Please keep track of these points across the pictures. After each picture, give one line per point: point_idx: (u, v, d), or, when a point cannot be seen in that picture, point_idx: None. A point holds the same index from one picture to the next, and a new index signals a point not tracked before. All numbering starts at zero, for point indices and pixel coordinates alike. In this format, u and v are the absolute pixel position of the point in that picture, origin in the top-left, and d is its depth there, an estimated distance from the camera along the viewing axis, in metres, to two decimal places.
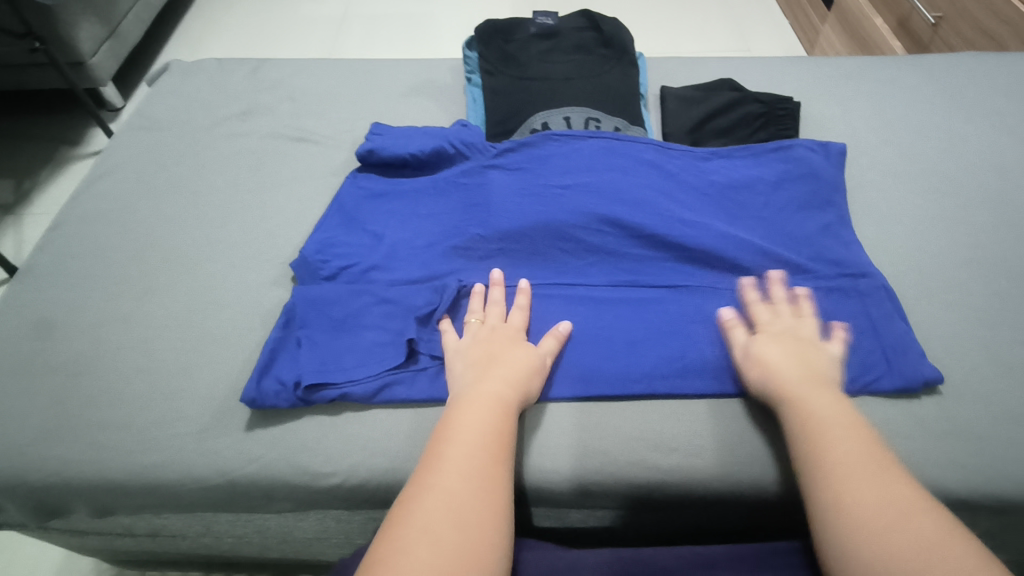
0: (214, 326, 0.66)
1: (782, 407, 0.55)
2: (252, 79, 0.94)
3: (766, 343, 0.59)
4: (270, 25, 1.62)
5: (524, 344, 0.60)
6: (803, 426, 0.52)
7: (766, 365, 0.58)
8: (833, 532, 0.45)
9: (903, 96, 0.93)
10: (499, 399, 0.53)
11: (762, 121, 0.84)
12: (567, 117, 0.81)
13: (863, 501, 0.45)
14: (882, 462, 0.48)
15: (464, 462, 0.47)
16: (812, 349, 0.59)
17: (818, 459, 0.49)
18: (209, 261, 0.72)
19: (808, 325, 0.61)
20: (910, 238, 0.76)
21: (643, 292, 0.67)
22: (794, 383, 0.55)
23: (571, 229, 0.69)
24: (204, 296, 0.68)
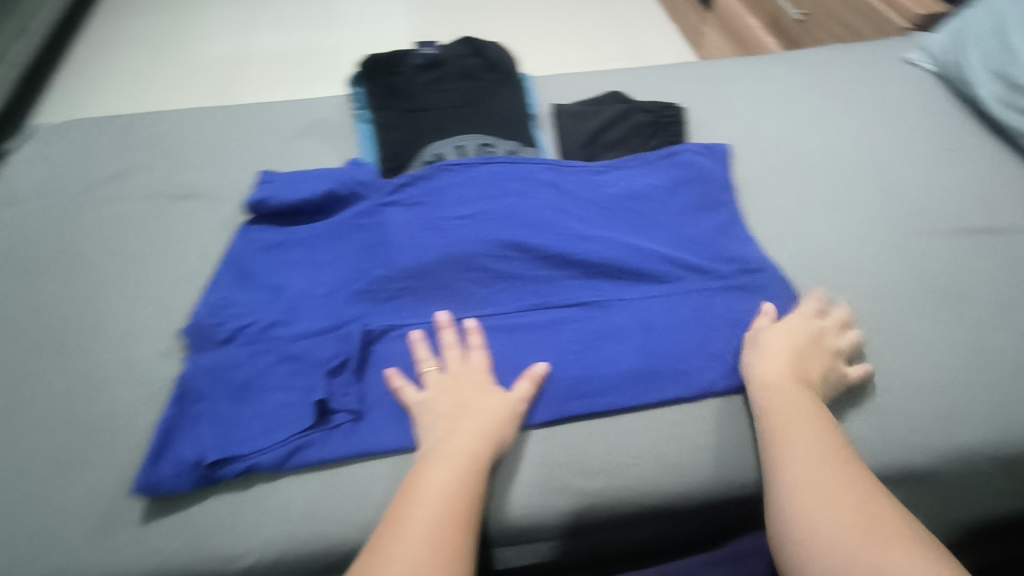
0: (100, 412, 0.61)
1: (759, 400, 0.58)
2: (128, 137, 0.89)
3: (779, 337, 0.62)
4: (154, 73, 1.54)
5: (493, 390, 0.58)
6: (771, 423, 0.56)
7: (774, 360, 0.60)
8: (790, 532, 0.48)
9: (779, 91, 0.98)
10: (471, 455, 0.52)
11: (651, 130, 0.87)
12: (460, 146, 0.80)
13: (816, 501, 0.48)
14: (839, 462, 0.51)
15: (432, 526, 0.46)
16: (826, 361, 0.61)
17: (777, 461, 0.53)
18: (89, 340, 0.66)
19: (837, 341, 0.64)
20: (801, 225, 0.80)
21: (553, 313, 0.67)
22: (789, 383, 0.58)
23: (475, 258, 0.68)
24: (89, 379, 0.63)
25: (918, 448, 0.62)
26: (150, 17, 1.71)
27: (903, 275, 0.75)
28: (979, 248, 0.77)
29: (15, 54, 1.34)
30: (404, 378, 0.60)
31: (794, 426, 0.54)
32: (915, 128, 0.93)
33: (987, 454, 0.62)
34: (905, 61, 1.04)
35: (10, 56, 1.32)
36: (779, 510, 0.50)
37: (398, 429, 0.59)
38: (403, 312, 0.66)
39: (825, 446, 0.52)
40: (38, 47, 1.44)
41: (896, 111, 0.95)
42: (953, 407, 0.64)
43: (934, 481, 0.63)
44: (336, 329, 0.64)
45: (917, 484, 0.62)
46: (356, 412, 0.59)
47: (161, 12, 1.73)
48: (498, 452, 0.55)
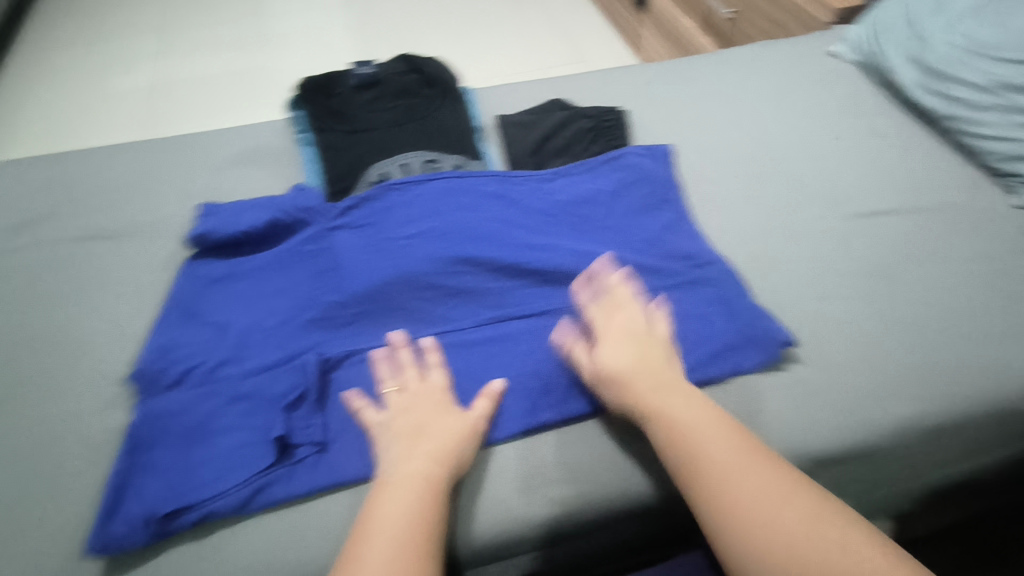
0: (41, 472, 0.58)
1: (642, 417, 0.56)
2: (54, 177, 0.85)
3: (615, 346, 0.59)
4: (81, 105, 1.49)
5: (452, 410, 0.58)
6: (670, 439, 0.54)
7: (621, 370, 0.57)
8: (727, 542, 0.48)
9: (712, 89, 1.01)
10: (428, 481, 0.51)
11: (593, 135, 0.88)
12: (404, 164, 0.79)
13: (744, 503, 0.49)
14: (748, 454, 0.52)
15: (388, 565, 0.45)
16: (653, 342, 0.60)
17: (692, 470, 0.52)
18: (23, 397, 0.63)
19: (631, 317, 0.61)
20: (743, 218, 0.83)
21: (510, 325, 0.67)
22: (649, 388, 0.56)
23: (427, 277, 0.67)
24: (27, 435, 0.60)
25: (869, 424, 0.64)
26: (74, 47, 1.65)
27: (842, 259, 0.78)
28: (911, 227, 0.81)
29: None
30: (364, 398, 0.58)
31: (695, 438, 0.53)
32: (843, 116, 0.97)
33: (934, 424, 0.65)
34: (829, 53, 1.08)
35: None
36: (711, 531, 0.50)
37: (363, 457, 0.57)
38: (359, 338, 0.65)
39: (731, 450, 0.52)
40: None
41: (824, 101, 0.99)
42: (898, 382, 0.67)
43: (885, 455, 0.65)
44: (291, 361, 0.62)
45: (870, 458, 0.65)
46: (319, 443, 0.57)
47: (84, 41, 1.67)
48: (459, 472, 0.55)
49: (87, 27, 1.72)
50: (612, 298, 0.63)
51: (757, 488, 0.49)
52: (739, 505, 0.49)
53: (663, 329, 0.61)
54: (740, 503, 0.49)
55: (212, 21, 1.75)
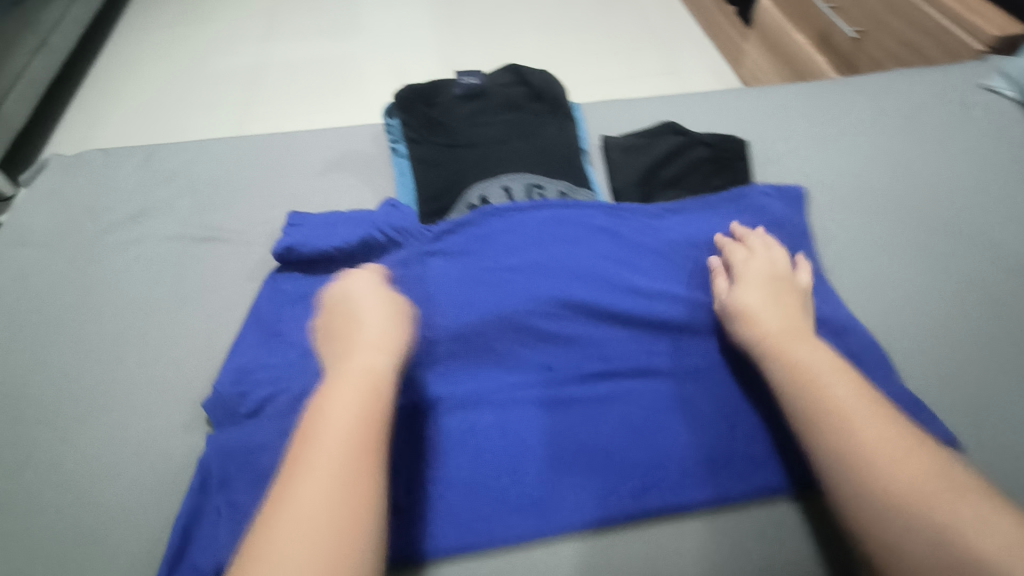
0: (116, 499, 0.56)
1: (764, 357, 0.56)
2: (147, 171, 0.85)
3: (750, 288, 0.61)
4: (174, 86, 1.50)
5: (394, 316, 0.56)
6: (792, 380, 0.53)
7: (751, 306, 0.59)
8: (845, 481, 0.46)
9: (843, 122, 0.91)
10: (372, 374, 0.50)
11: (712, 166, 0.79)
12: (505, 187, 0.73)
13: (866, 442, 0.46)
14: (874, 402, 0.49)
15: (329, 456, 0.43)
16: (791, 287, 0.62)
17: (809, 408, 0.50)
18: (104, 411, 0.62)
19: (779, 262, 0.64)
20: (874, 279, 0.73)
21: (615, 382, 0.59)
22: (776, 328, 0.57)
23: (525, 318, 0.61)
24: (102, 454, 0.59)
25: None
26: (172, 27, 1.68)
27: (1002, 341, 0.67)
28: None
29: (33, 73, 1.33)
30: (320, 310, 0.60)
31: (819, 382, 0.51)
32: (1000, 164, 0.85)
33: None
34: (984, 88, 0.95)
35: (27, 74, 1.31)
36: (823, 478, 0.48)
37: (444, 527, 0.53)
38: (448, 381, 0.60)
39: (858, 397, 0.50)
40: (58, 63, 1.42)
41: (976, 144, 0.87)
42: None
43: None
44: None
45: None
46: (396, 506, 0.53)
47: (183, 23, 1.69)
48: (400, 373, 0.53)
49: (185, 9, 1.74)
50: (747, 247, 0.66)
51: (875, 437, 0.47)
52: (852, 451, 0.46)
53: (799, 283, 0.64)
54: (848, 447, 0.47)
55: (305, 8, 1.74)
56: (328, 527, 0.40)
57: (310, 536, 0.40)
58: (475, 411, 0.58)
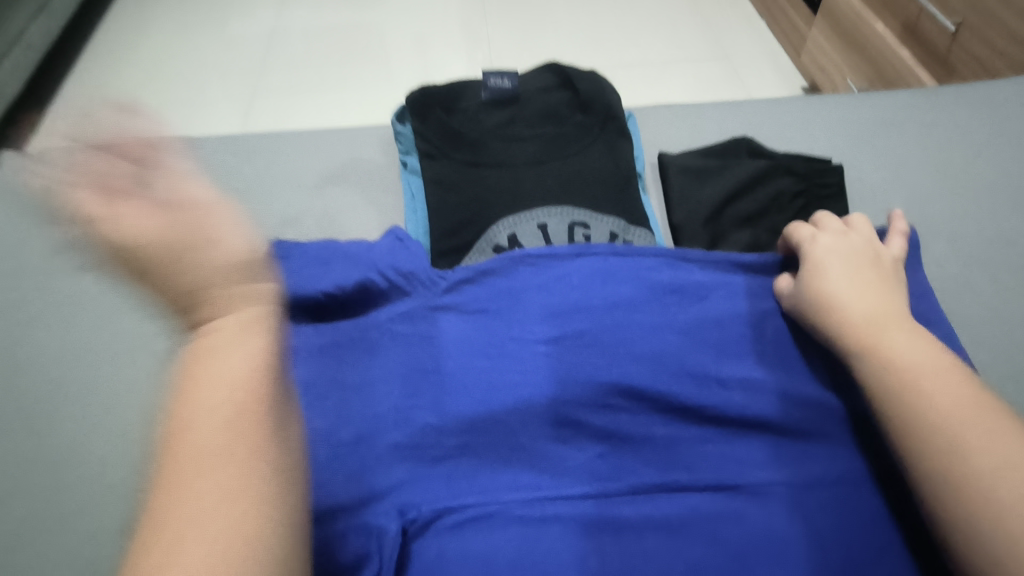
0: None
1: (849, 354, 0.46)
2: (114, 177, 0.72)
3: (830, 271, 0.51)
4: (177, 56, 1.35)
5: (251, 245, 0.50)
6: (891, 384, 0.43)
7: (832, 295, 0.49)
8: (953, 516, 0.38)
9: (956, 138, 0.74)
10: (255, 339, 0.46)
11: (801, 202, 0.65)
12: (542, 223, 0.62)
13: (983, 469, 0.38)
14: (990, 411, 0.40)
15: (218, 438, 0.40)
16: (883, 269, 0.51)
17: (906, 420, 0.41)
18: (49, 493, 0.52)
19: (867, 243, 0.54)
20: (1000, 361, 0.58)
21: (681, 501, 0.45)
22: (864, 319, 0.46)
23: (564, 407, 0.47)
24: (44, 552, 0.50)
25: None
26: None
27: None
28: None
29: (31, 38, 1.16)
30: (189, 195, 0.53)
31: (924, 389, 0.42)
32: None
33: None
34: None
35: (25, 37, 1.15)
36: (926, 506, 0.40)
37: None
38: (456, 485, 0.45)
39: (969, 406, 0.40)
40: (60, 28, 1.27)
41: None
42: None
43: None
44: (360, 509, 0.45)
45: None
46: None
47: None
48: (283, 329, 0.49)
49: None
50: (818, 227, 0.57)
51: (998, 461, 0.38)
52: (969, 479, 0.38)
53: (887, 255, 0.53)
54: (962, 469, 0.38)
55: None
56: (223, 509, 0.38)
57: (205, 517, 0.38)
58: (493, 532, 0.43)
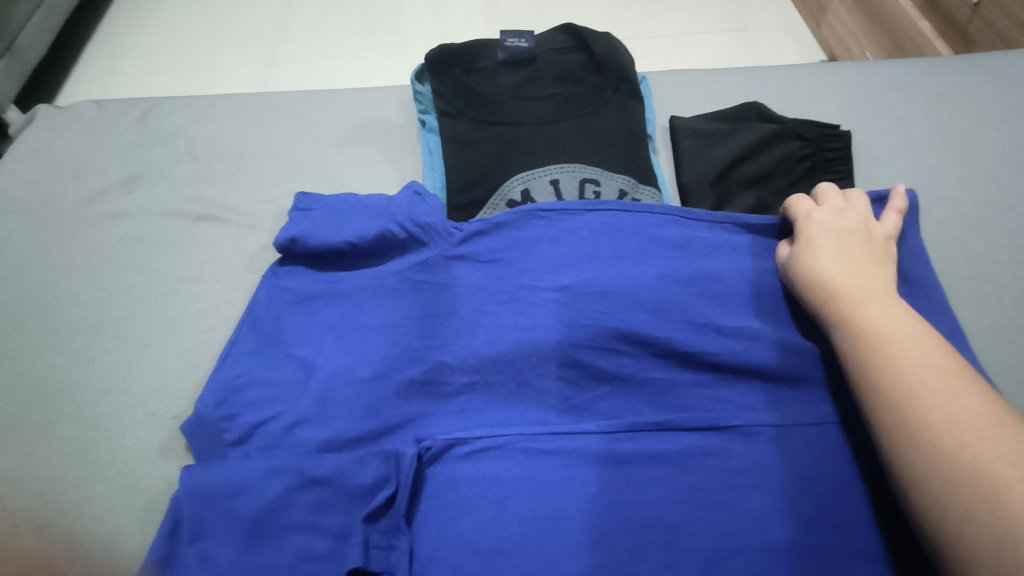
0: (93, 520, 0.52)
1: (827, 318, 0.48)
2: (144, 129, 0.75)
3: (817, 242, 0.53)
4: (199, 19, 1.36)
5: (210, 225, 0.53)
6: (855, 348, 0.45)
7: (815, 264, 0.51)
8: (902, 464, 0.40)
9: (966, 107, 0.75)
10: None
11: (806, 166, 0.67)
12: (553, 180, 0.64)
13: (931, 422, 0.40)
14: (949, 370, 0.42)
15: None
16: (874, 242, 0.53)
17: (866, 379, 0.43)
18: (90, 420, 0.56)
19: (861, 215, 0.55)
20: (990, 322, 0.60)
21: (679, 438, 0.48)
22: (842, 285, 0.48)
23: (570, 349, 0.50)
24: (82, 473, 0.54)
25: None
26: None
27: None
28: None
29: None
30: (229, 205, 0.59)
31: (884, 350, 0.43)
32: None
33: None
34: None
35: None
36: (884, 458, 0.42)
37: None
38: (469, 418, 0.49)
39: (928, 365, 0.42)
40: None
41: None
42: None
43: None
44: (381, 438, 0.48)
45: None
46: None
47: None
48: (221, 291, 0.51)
49: None
50: (818, 201, 0.58)
51: (949, 415, 0.39)
52: (920, 429, 0.40)
53: (880, 228, 0.55)
54: (911, 424, 0.40)
55: None
56: None
57: None
58: (501, 461, 0.47)
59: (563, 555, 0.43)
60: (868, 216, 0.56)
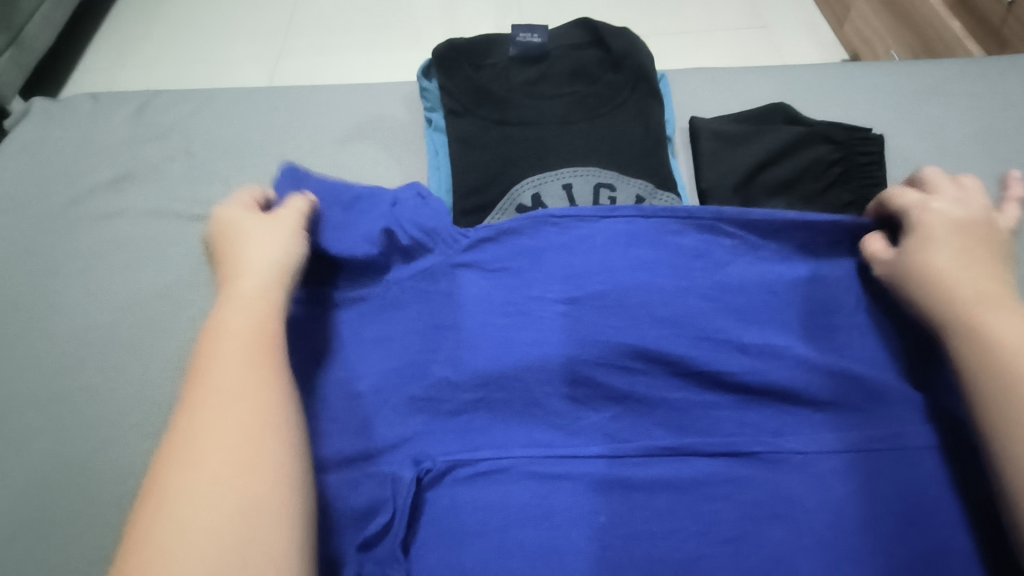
0: (75, 538, 0.50)
1: (944, 326, 0.45)
2: (139, 125, 0.73)
3: (933, 239, 0.49)
4: (204, 9, 1.34)
5: (273, 238, 0.52)
6: (983, 366, 0.42)
7: (931, 266, 0.47)
8: None
9: (1006, 112, 0.70)
10: (264, 291, 0.49)
11: (838, 171, 0.63)
12: (567, 184, 0.61)
13: None
14: None
15: (251, 388, 0.43)
16: (992, 238, 0.49)
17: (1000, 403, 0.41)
18: (75, 433, 0.54)
19: (976, 206, 0.51)
20: None
21: (698, 464, 0.44)
22: (965, 293, 0.45)
23: (581, 367, 0.47)
24: (73, 486, 0.52)
25: None
26: None
27: None
28: None
29: None
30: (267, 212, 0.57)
31: None
32: None
33: None
34: None
35: None
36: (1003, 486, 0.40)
37: None
38: (471, 438, 0.46)
39: None
40: None
41: None
42: None
43: None
44: (377, 458, 0.46)
45: None
46: None
47: None
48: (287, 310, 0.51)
49: None
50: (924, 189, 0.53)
51: None
52: None
53: (997, 221, 0.51)
54: None
55: None
56: (240, 457, 0.40)
57: (225, 467, 0.39)
58: (504, 486, 0.43)
59: None
60: (981, 201, 0.52)
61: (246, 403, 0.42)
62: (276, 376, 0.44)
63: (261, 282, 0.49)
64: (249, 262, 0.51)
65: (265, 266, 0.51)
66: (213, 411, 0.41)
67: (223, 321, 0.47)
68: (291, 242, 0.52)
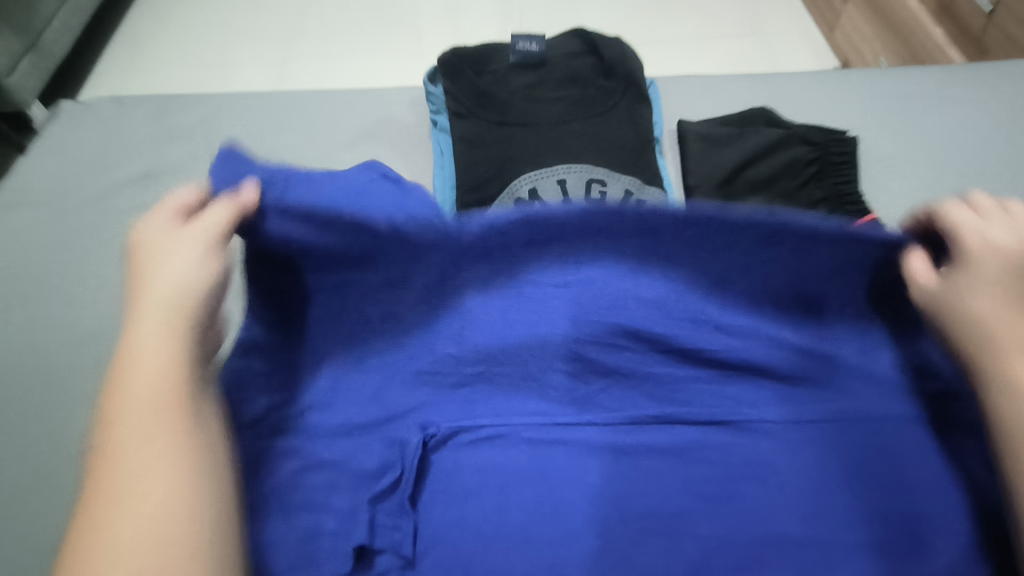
0: None
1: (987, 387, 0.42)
2: (163, 126, 0.78)
3: (991, 285, 0.43)
4: (217, 16, 1.40)
5: (188, 260, 0.45)
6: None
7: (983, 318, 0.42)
8: None
9: (975, 117, 0.75)
10: (172, 328, 0.43)
11: (813, 170, 0.68)
12: (561, 179, 0.66)
13: None
14: None
15: (156, 459, 0.38)
16: None
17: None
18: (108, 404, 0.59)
19: None
20: None
21: (678, 431, 0.50)
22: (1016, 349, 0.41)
23: (572, 343, 0.51)
24: None
25: None
26: None
27: None
28: None
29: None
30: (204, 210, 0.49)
31: None
32: None
33: None
34: None
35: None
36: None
37: None
38: (473, 408, 0.52)
39: None
40: None
41: None
42: None
43: None
44: (387, 424, 0.51)
45: None
46: (407, 558, 0.44)
47: None
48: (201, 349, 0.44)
49: None
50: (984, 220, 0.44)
51: None
52: None
53: None
54: None
55: None
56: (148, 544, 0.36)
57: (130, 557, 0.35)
58: (503, 450, 0.49)
59: (568, 544, 0.45)
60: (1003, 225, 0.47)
61: (155, 476, 0.38)
62: (177, 444, 0.39)
63: (152, 328, 0.42)
64: (147, 296, 0.43)
65: (173, 295, 0.44)
66: (117, 490, 0.37)
67: (120, 381, 0.40)
68: (201, 264, 0.45)
